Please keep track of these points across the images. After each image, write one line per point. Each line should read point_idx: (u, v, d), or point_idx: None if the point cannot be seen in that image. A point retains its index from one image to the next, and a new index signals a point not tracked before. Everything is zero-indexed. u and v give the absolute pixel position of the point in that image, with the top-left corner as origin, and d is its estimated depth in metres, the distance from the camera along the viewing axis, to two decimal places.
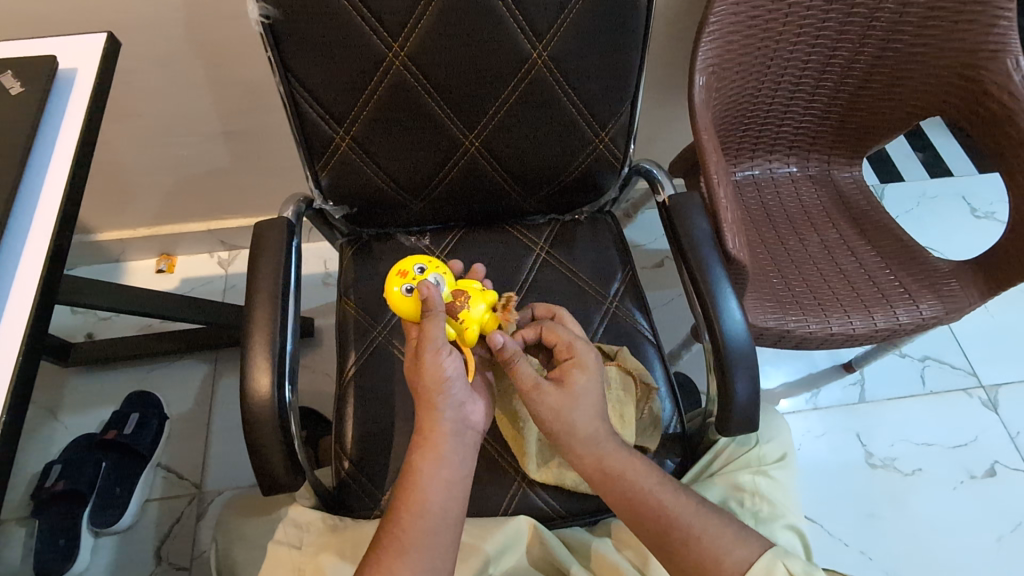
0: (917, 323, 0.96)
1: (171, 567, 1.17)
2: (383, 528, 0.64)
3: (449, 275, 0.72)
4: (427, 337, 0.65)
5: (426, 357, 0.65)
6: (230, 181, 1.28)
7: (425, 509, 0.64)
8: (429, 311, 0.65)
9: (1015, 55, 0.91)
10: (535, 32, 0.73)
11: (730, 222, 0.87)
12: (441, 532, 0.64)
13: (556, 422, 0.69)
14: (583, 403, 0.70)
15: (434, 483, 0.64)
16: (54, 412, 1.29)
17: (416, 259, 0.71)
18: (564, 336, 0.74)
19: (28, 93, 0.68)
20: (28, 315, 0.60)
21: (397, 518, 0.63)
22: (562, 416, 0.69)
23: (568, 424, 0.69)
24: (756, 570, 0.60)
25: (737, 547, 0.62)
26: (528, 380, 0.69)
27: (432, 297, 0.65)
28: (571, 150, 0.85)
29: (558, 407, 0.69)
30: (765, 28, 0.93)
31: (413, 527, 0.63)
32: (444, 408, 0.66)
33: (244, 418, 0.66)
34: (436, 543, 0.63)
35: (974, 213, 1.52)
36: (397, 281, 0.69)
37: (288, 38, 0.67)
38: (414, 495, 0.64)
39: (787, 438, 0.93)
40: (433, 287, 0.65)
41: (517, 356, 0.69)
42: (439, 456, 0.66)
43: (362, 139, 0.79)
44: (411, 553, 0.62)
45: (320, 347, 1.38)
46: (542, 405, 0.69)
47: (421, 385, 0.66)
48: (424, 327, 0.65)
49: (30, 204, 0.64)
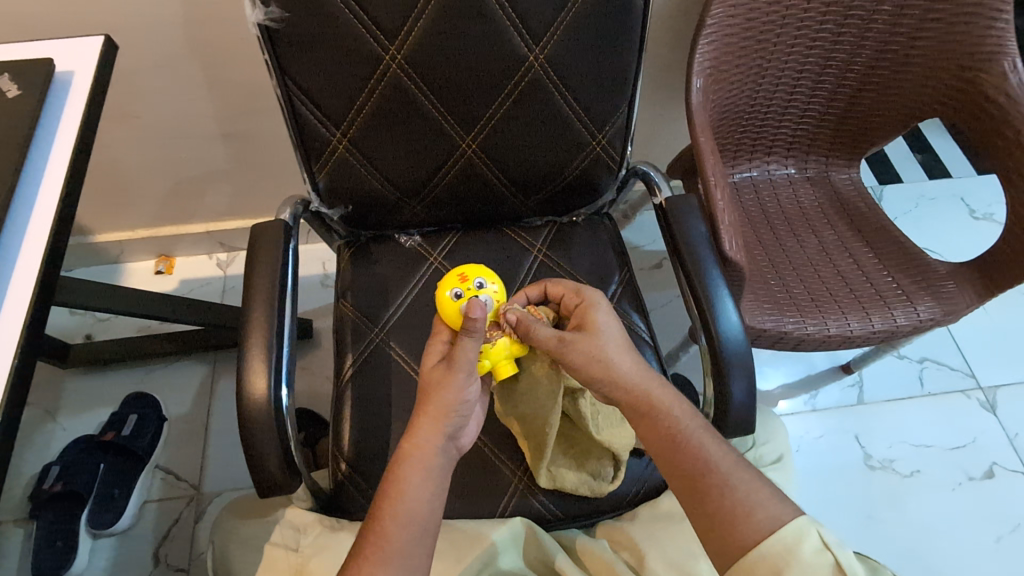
0: (915, 327, 0.97)
1: (169, 569, 1.17)
2: (364, 538, 0.61)
3: (501, 300, 0.71)
4: (461, 356, 0.65)
5: (453, 376, 0.65)
6: (227, 183, 1.28)
7: (409, 517, 0.61)
8: (468, 331, 0.64)
9: (1013, 58, 0.91)
10: (531, 36, 0.73)
11: (726, 225, 0.87)
12: (419, 540, 0.61)
13: (591, 366, 0.67)
14: (610, 340, 0.68)
15: (419, 496, 0.63)
16: (52, 412, 1.29)
17: (477, 270, 0.71)
18: (570, 285, 0.74)
19: (24, 96, 0.68)
20: (24, 318, 0.60)
21: (378, 525, 0.61)
22: (597, 355, 0.67)
23: (606, 367, 0.67)
24: (787, 531, 0.55)
25: (778, 500, 0.58)
26: (552, 338, 0.67)
27: (478, 320, 0.64)
28: (568, 152, 0.85)
29: (588, 349, 0.67)
30: (762, 29, 0.93)
31: (397, 536, 0.60)
32: (438, 421, 0.65)
33: (241, 421, 0.66)
34: (416, 551, 0.61)
35: (973, 215, 1.52)
36: (450, 284, 0.70)
37: (284, 42, 0.68)
38: (399, 504, 0.62)
39: (782, 439, 0.98)
40: (483, 309, 0.64)
41: (532, 325, 0.68)
42: (426, 471, 0.64)
43: (359, 143, 0.79)
44: (394, 559, 0.59)
45: (318, 348, 1.38)
46: (573, 355, 0.67)
47: (431, 398, 0.66)
48: (460, 343, 0.65)
49: (25, 207, 0.64)
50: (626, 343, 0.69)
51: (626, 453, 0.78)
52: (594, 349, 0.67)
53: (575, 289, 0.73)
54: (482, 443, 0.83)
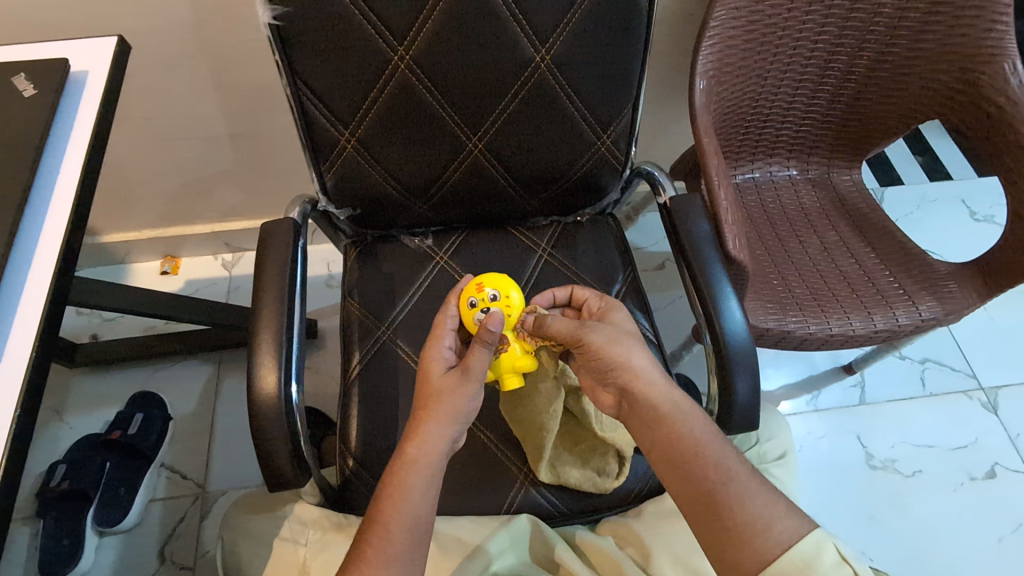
0: (916, 326, 0.97)
1: (175, 567, 1.18)
2: (362, 537, 0.61)
3: (514, 312, 0.71)
4: (475, 362, 0.65)
5: (466, 385, 0.66)
6: (233, 183, 1.29)
7: (405, 513, 0.62)
8: (482, 341, 0.64)
9: (1013, 60, 0.92)
10: (538, 38, 0.74)
11: (730, 223, 0.88)
12: (418, 538, 0.62)
13: (612, 347, 0.68)
14: (628, 333, 0.70)
15: (417, 495, 0.63)
16: (58, 412, 1.30)
17: (494, 281, 0.71)
18: (592, 291, 0.76)
19: (40, 95, 0.69)
20: (40, 314, 0.60)
21: (374, 524, 0.62)
22: (617, 342, 0.68)
23: (625, 352, 0.68)
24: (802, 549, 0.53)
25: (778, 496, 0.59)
26: (574, 325, 0.68)
27: (493, 332, 0.63)
28: (573, 153, 0.86)
29: (611, 334, 0.68)
30: (764, 32, 0.94)
31: (394, 534, 0.61)
32: (445, 425, 0.66)
33: (252, 416, 0.67)
34: (416, 544, 0.62)
35: (974, 216, 1.53)
36: (470, 292, 0.71)
37: (295, 43, 0.69)
38: (396, 502, 0.62)
39: (787, 437, 1.00)
40: (501, 322, 0.64)
41: (546, 317, 0.68)
42: (426, 470, 0.64)
43: (367, 144, 0.80)
44: (391, 557, 0.60)
45: (323, 348, 1.39)
46: (594, 337, 0.67)
47: (437, 402, 0.66)
48: (473, 351, 0.65)
49: (41, 205, 0.65)
50: (641, 339, 0.71)
51: (629, 451, 0.79)
52: (614, 338, 0.68)
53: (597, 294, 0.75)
54: (487, 441, 0.84)
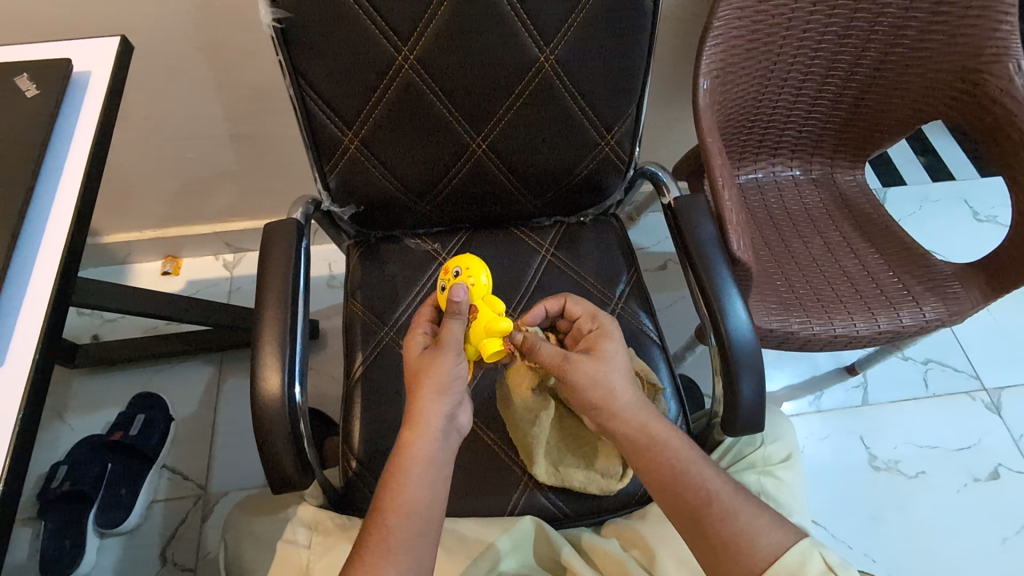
0: (920, 326, 0.97)
1: (176, 568, 1.17)
2: (367, 531, 0.61)
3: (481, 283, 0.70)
4: (448, 335, 0.65)
5: (439, 356, 0.65)
6: (235, 183, 1.28)
7: (411, 506, 0.61)
8: (452, 313, 0.66)
9: (1017, 59, 0.92)
10: (543, 38, 0.74)
11: (735, 224, 0.87)
12: (424, 531, 0.61)
13: (593, 388, 0.65)
14: (615, 368, 0.67)
15: (419, 484, 0.62)
16: (59, 413, 1.29)
17: (459, 261, 0.72)
18: (588, 308, 0.73)
19: (43, 96, 0.69)
20: (44, 315, 0.60)
21: (381, 518, 0.61)
22: (599, 381, 0.66)
23: (605, 392, 0.66)
24: (790, 559, 0.56)
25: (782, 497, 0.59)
26: (557, 357, 0.66)
27: (460, 301, 0.66)
28: (577, 153, 0.86)
29: (591, 373, 0.65)
30: (767, 33, 0.94)
31: (398, 528, 0.60)
32: (435, 399, 0.65)
33: (255, 417, 0.66)
34: (422, 541, 0.61)
35: (976, 217, 1.52)
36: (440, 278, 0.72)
37: (298, 43, 0.68)
38: (399, 495, 0.61)
39: (791, 439, 1.00)
40: (465, 290, 0.67)
41: (537, 342, 0.68)
42: (427, 456, 0.64)
43: (370, 144, 0.80)
44: (397, 551, 0.59)
45: (325, 349, 1.38)
46: (575, 376, 0.66)
47: (423, 378, 0.65)
48: (444, 325, 0.66)
49: (44, 205, 0.65)
50: (629, 376, 0.68)
51: None
52: (595, 375, 0.66)
53: (592, 314, 0.72)
54: (490, 442, 0.84)
